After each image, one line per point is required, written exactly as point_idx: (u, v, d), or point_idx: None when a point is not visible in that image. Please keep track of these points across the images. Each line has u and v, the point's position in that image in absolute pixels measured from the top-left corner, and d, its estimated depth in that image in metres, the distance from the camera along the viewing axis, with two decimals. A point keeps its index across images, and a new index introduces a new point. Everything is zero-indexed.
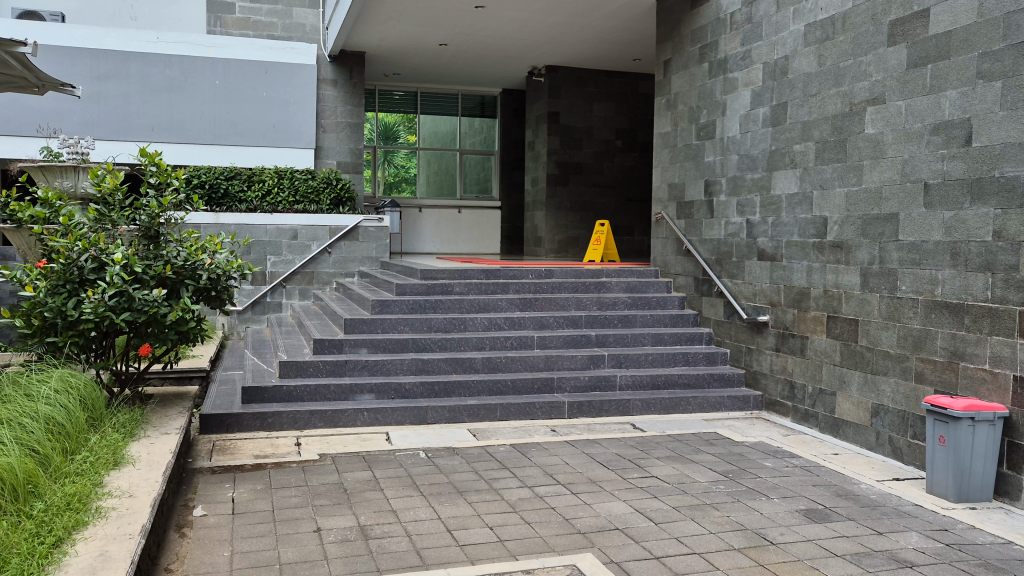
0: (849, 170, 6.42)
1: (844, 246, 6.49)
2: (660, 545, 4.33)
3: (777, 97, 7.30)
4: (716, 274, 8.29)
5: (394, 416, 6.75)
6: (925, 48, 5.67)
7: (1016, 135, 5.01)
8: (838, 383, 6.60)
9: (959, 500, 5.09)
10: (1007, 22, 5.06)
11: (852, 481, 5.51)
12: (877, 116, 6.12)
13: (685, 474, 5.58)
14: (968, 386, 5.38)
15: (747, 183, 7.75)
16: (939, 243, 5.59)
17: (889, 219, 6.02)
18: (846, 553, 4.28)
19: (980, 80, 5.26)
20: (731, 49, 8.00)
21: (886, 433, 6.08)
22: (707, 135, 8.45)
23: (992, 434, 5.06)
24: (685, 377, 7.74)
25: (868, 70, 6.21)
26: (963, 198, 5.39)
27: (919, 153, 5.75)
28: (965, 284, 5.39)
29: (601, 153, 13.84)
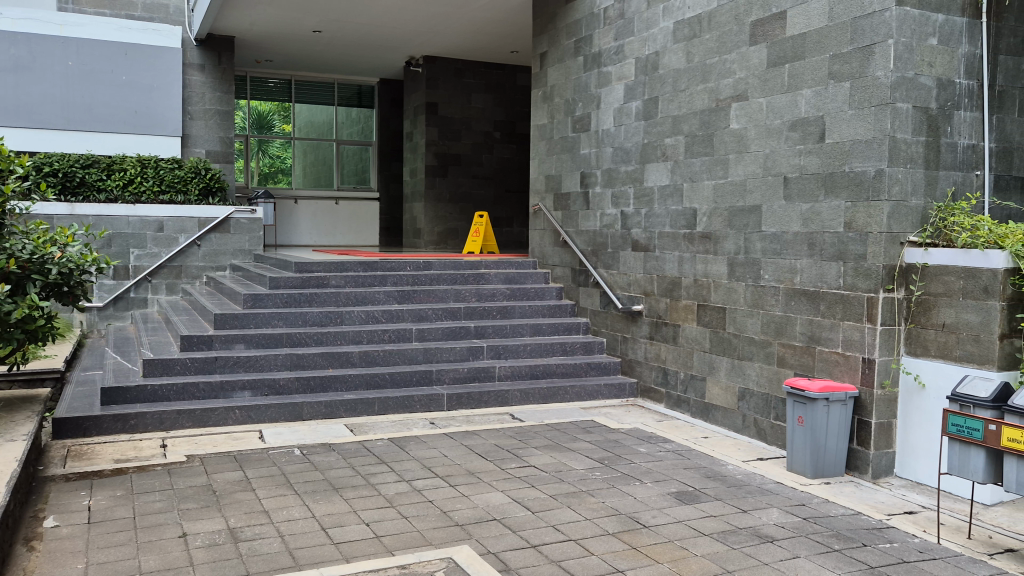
0: (716, 163, 6.66)
1: (712, 238, 6.74)
2: (537, 534, 4.38)
3: (648, 91, 7.49)
4: (592, 265, 8.46)
5: (268, 413, 6.55)
6: (783, 49, 5.95)
7: (863, 133, 5.33)
8: (707, 369, 6.87)
9: (815, 476, 5.38)
10: (854, 26, 5.37)
11: (720, 463, 5.74)
12: (742, 112, 6.37)
13: (562, 462, 5.67)
14: (824, 369, 5.71)
15: (621, 176, 7.93)
16: (798, 234, 5.88)
17: (753, 211, 6.29)
18: (713, 531, 4.45)
19: (832, 81, 5.56)
20: (604, 44, 8.16)
21: (751, 415, 6.36)
22: (582, 128, 8.59)
23: (844, 413, 5.39)
24: (563, 367, 7.84)
25: (731, 67, 6.46)
26: (818, 191, 5.70)
27: (779, 149, 6.03)
28: (820, 273, 5.70)
29: (480, 145, 13.85)
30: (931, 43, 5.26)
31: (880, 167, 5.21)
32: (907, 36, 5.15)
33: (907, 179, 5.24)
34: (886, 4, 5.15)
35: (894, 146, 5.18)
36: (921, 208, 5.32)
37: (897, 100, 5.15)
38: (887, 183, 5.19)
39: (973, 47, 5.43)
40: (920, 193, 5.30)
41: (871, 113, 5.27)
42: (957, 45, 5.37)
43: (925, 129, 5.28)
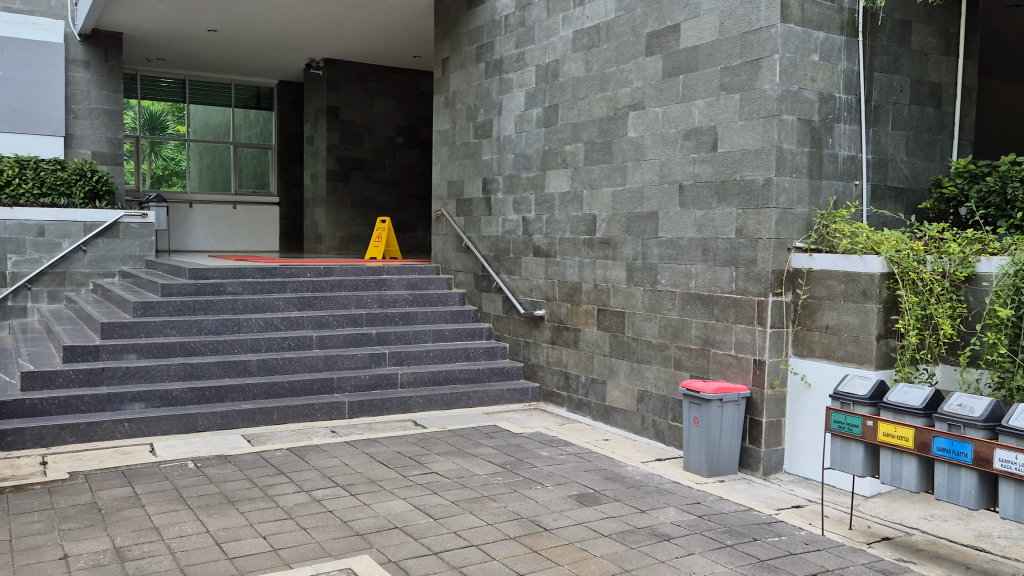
0: (614, 170, 6.80)
1: (612, 243, 6.87)
2: (438, 540, 4.36)
3: (549, 98, 7.59)
4: (495, 270, 8.49)
5: (159, 425, 6.30)
6: (677, 60, 6.13)
7: (752, 142, 5.55)
8: (607, 372, 6.99)
9: (710, 474, 5.55)
10: (743, 41, 5.59)
11: (620, 464, 5.86)
12: (639, 120, 6.52)
13: (464, 468, 5.66)
14: (718, 370, 5.90)
15: (523, 182, 8.00)
16: (692, 239, 6.06)
17: (650, 218, 6.45)
18: (612, 532, 4.53)
19: (723, 92, 5.76)
20: (505, 51, 8.22)
21: (650, 417, 6.51)
22: (484, 134, 8.62)
23: (737, 412, 5.59)
24: (466, 372, 7.83)
25: (629, 77, 6.61)
26: (711, 199, 5.89)
27: (674, 157, 6.20)
28: (713, 278, 5.90)
29: (382, 149, 13.73)
30: (813, 58, 5.52)
31: (768, 175, 5.43)
32: (791, 51, 5.40)
33: (793, 188, 5.48)
34: (772, 20, 5.38)
35: (781, 156, 5.42)
36: (806, 216, 5.58)
37: (783, 112, 5.39)
38: (774, 192, 5.41)
39: (851, 64, 5.73)
40: (805, 201, 5.56)
41: (759, 124, 5.49)
42: (836, 62, 5.65)
43: (808, 140, 5.54)
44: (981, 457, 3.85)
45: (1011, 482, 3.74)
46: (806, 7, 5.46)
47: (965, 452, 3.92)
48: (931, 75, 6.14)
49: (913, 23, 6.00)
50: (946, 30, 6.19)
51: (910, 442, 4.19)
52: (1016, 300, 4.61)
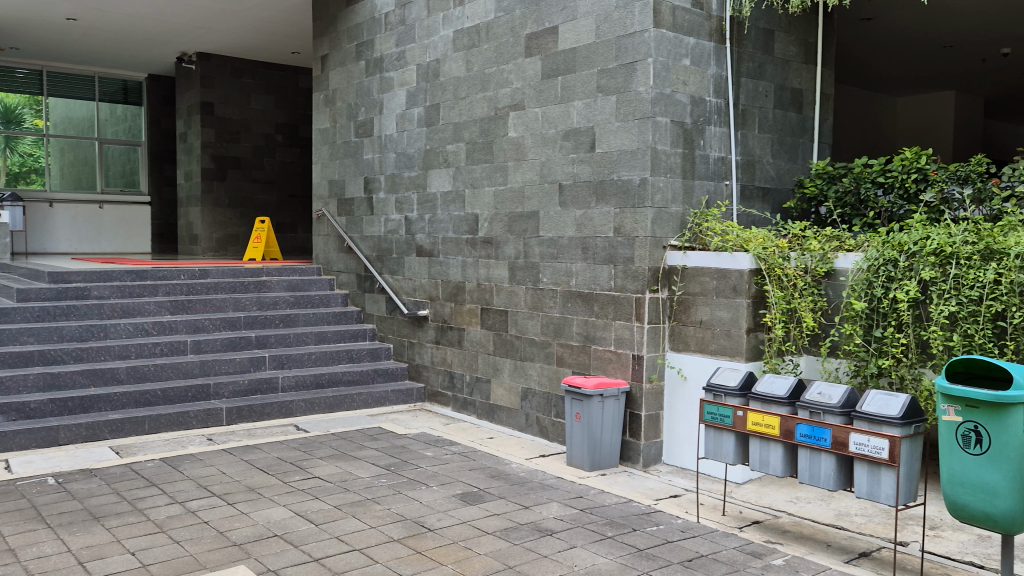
0: (495, 170, 6.85)
1: (494, 243, 6.92)
2: (320, 546, 4.26)
3: (430, 98, 7.56)
4: (377, 271, 8.39)
5: (15, 440, 5.89)
6: (555, 62, 6.22)
7: (628, 143, 5.70)
8: (491, 371, 7.03)
9: (592, 468, 5.67)
10: (618, 44, 5.74)
11: (504, 462, 5.90)
12: (519, 121, 6.59)
13: (347, 471, 5.56)
14: (598, 366, 6.04)
15: (404, 182, 7.95)
16: (572, 238, 6.18)
17: (531, 217, 6.53)
18: (496, 529, 4.55)
19: (600, 94, 5.89)
20: (386, 49, 8.13)
21: (534, 414, 6.60)
22: (365, 133, 8.51)
23: (617, 407, 5.73)
24: (350, 374, 7.71)
25: (508, 78, 6.66)
26: (590, 199, 6.02)
27: (553, 157, 6.30)
28: (593, 276, 6.03)
29: (261, 148, 13.33)
30: (684, 63, 5.73)
31: (644, 176, 5.60)
32: (664, 56, 5.59)
33: (667, 188, 5.66)
34: (645, 25, 5.54)
35: (655, 156, 5.58)
36: (680, 214, 5.78)
37: (656, 114, 5.56)
38: (650, 191, 5.58)
39: (720, 69, 5.97)
40: (679, 200, 5.75)
41: (635, 126, 5.64)
42: (706, 67, 5.88)
43: (681, 142, 5.74)
44: (839, 442, 4.10)
45: (865, 464, 4.01)
46: (677, 13, 5.65)
47: (825, 438, 4.17)
48: (793, 82, 6.47)
49: (775, 32, 6.31)
50: (806, 39, 6.54)
51: (776, 430, 4.42)
52: (869, 293, 4.94)
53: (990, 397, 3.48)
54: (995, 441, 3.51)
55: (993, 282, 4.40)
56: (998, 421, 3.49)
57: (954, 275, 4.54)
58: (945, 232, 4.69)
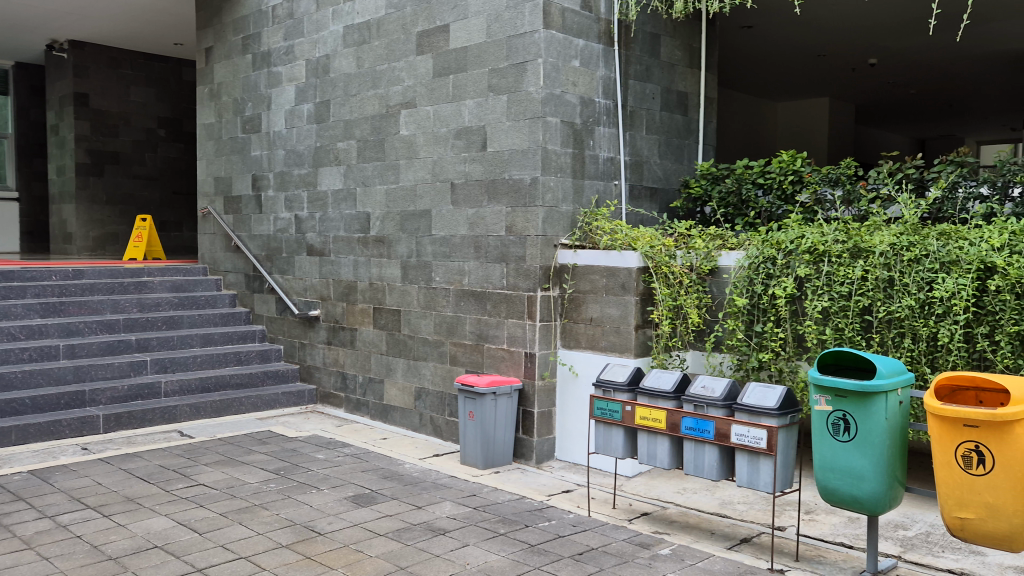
0: (387, 168, 6.77)
1: (385, 241, 6.84)
2: (204, 556, 4.12)
3: (319, 94, 7.41)
4: (266, 270, 8.17)
5: None
6: (447, 61, 6.21)
7: (519, 143, 5.75)
8: (384, 371, 6.96)
9: (486, 466, 5.69)
10: (509, 44, 5.77)
11: (397, 462, 5.85)
12: (410, 119, 6.54)
13: (234, 477, 5.39)
14: (492, 364, 6.06)
15: (294, 179, 7.77)
16: (464, 237, 6.18)
17: (423, 215, 6.50)
18: (388, 531, 4.51)
19: (491, 93, 5.92)
20: (273, 43, 7.92)
21: (427, 413, 6.57)
22: (252, 129, 8.27)
23: (510, 404, 5.78)
24: (237, 377, 7.48)
25: (400, 75, 6.60)
26: (482, 197, 6.04)
27: (445, 156, 6.28)
28: (485, 275, 6.06)
29: (141, 143, 12.75)
30: (574, 64, 5.82)
31: (535, 175, 5.66)
32: (554, 56, 5.66)
33: (558, 187, 5.75)
34: (535, 26, 5.60)
35: (546, 156, 5.65)
36: (570, 214, 5.88)
37: (547, 114, 5.63)
38: (540, 191, 5.64)
39: (608, 71, 6.09)
40: (569, 199, 5.85)
41: (526, 125, 5.69)
42: (595, 68, 5.98)
43: (571, 142, 5.83)
44: (721, 433, 4.26)
45: (745, 454, 4.18)
46: (566, 15, 5.74)
47: (709, 430, 4.32)
48: (678, 85, 6.67)
49: (661, 36, 6.49)
50: (690, 44, 6.75)
51: (662, 423, 4.54)
52: (750, 290, 5.14)
53: (857, 387, 3.68)
54: (862, 428, 3.72)
55: (861, 278, 4.66)
56: (864, 408, 3.70)
57: (827, 271, 4.78)
58: (819, 230, 4.94)
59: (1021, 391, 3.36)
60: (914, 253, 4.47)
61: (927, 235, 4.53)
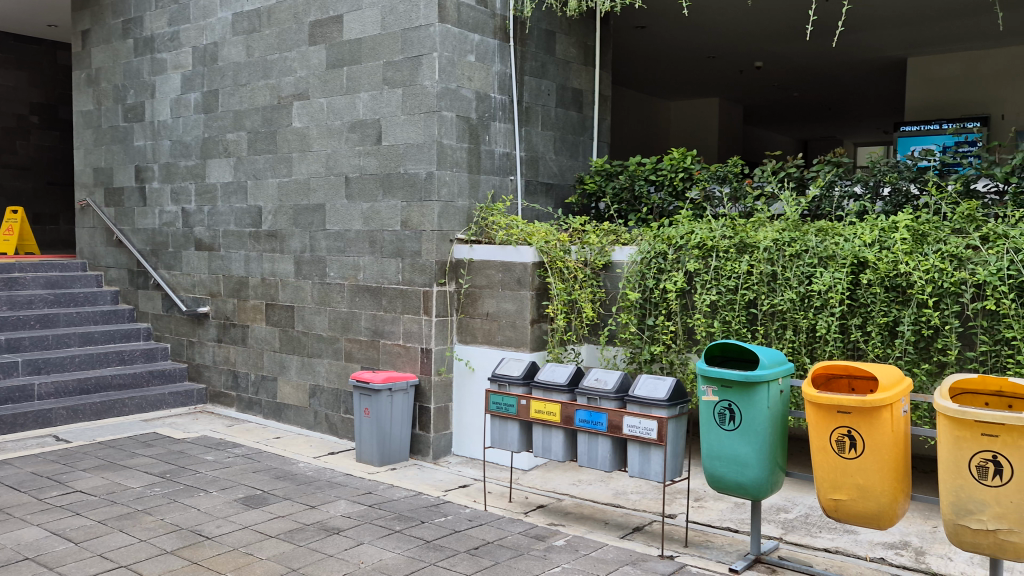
0: (279, 161, 6.61)
1: (278, 236, 6.68)
2: (81, 566, 3.92)
3: (207, 83, 7.16)
4: (152, 266, 7.84)
5: None
6: (340, 52, 6.10)
7: (415, 137, 5.70)
8: (277, 368, 6.79)
9: (382, 464, 5.63)
10: (404, 37, 5.72)
11: (290, 462, 5.72)
12: (303, 111, 6.40)
13: (115, 482, 5.16)
14: (387, 361, 6.01)
15: (180, 171, 7.48)
16: (359, 232, 6.10)
17: (317, 210, 6.37)
18: (280, 532, 4.41)
19: (386, 86, 5.85)
20: (157, 28, 7.59)
21: (322, 411, 6.45)
22: (135, 118, 7.91)
23: (406, 400, 5.74)
24: (120, 378, 7.15)
25: (292, 66, 6.44)
26: (377, 191, 5.97)
27: (339, 149, 6.17)
28: (380, 270, 5.99)
29: (12, 130, 12.01)
30: (469, 59, 5.81)
31: (430, 170, 5.63)
32: (449, 51, 5.65)
33: (454, 182, 5.74)
34: (430, 19, 5.57)
35: (441, 151, 5.63)
36: (466, 209, 5.88)
37: (442, 109, 5.60)
38: (436, 185, 5.62)
39: (504, 67, 6.11)
40: (465, 194, 5.85)
41: (421, 119, 5.65)
42: (491, 64, 5.99)
43: (467, 137, 5.83)
44: (614, 425, 4.35)
45: (637, 444, 4.28)
46: (461, 10, 5.72)
47: (601, 422, 4.40)
48: (573, 82, 6.76)
49: (556, 33, 6.56)
50: (584, 42, 6.85)
51: (557, 416, 4.61)
52: (642, 284, 5.26)
53: (740, 377, 3.82)
54: (745, 416, 3.87)
55: (746, 273, 4.84)
56: (748, 397, 3.85)
57: (715, 266, 4.94)
58: (708, 227, 5.10)
59: (887, 378, 3.58)
60: (795, 249, 4.68)
61: (807, 231, 4.75)
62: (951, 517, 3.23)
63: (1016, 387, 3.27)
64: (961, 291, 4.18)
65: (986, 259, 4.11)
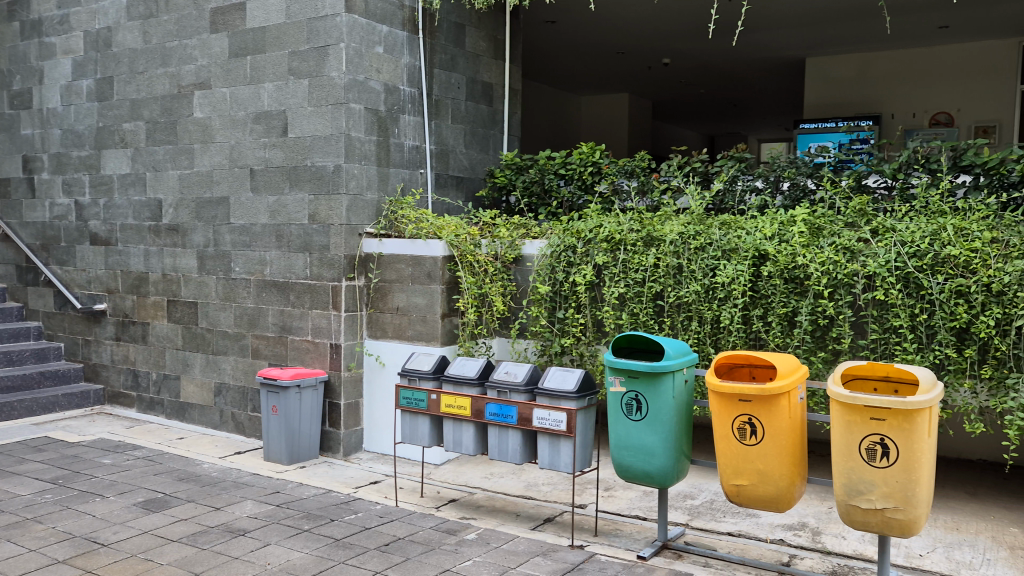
0: (179, 152, 6.39)
1: (179, 230, 6.45)
2: None
3: (101, 70, 6.85)
4: (42, 261, 7.47)
5: None
6: (243, 40, 5.93)
7: (321, 129, 5.60)
8: (180, 367, 6.57)
9: (291, 462, 5.53)
10: (309, 27, 5.60)
11: (194, 463, 5.55)
12: (204, 100, 6.19)
13: (2, 490, 4.90)
14: (296, 357, 5.89)
15: (73, 162, 7.14)
16: (265, 226, 5.95)
17: (220, 203, 6.19)
18: (182, 536, 4.27)
19: (291, 77, 5.72)
20: (45, 11, 7.22)
21: (228, 410, 6.28)
22: (22, 105, 7.50)
23: (315, 397, 5.64)
24: (9, 380, 6.79)
25: (192, 53, 6.23)
26: (283, 184, 5.83)
27: (243, 141, 6.01)
28: (288, 265, 5.87)
29: None
30: (377, 50, 5.74)
31: (338, 162, 5.53)
32: (356, 42, 5.56)
33: (362, 175, 5.66)
34: (336, 9, 5.47)
35: (349, 143, 5.55)
36: (375, 202, 5.82)
37: (349, 101, 5.52)
38: (344, 178, 5.53)
39: (413, 59, 6.05)
40: (374, 188, 5.79)
41: (328, 111, 5.55)
42: (399, 56, 5.93)
43: (375, 129, 5.75)
44: (524, 418, 4.38)
45: (547, 436, 4.32)
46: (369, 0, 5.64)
47: (512, 415, 4.42)
48: (483, 76, 6.75)
49: (466, 27, 6.53)
50: (494, 36, 6.85)
51: (467, 410, 4.61)
52: (552, 278, 5.31)
53: (646, 368, 3.90)
54: (651, 406, 3.95)
55: (653, 265, 4.93)
56: (653, 387, 3.93)
57: (623, 259, 5.03)
58: (616, 220, 5.18)
59: (785, 366, 3.71)
60: (699, 242, 4.79)
61: (711, 225, 4.87)
62: (844, 497, 3.38)
63: (902, 372, 3.43)
64: (853, 282, 4.35)
65: (876, 251, 4.29)
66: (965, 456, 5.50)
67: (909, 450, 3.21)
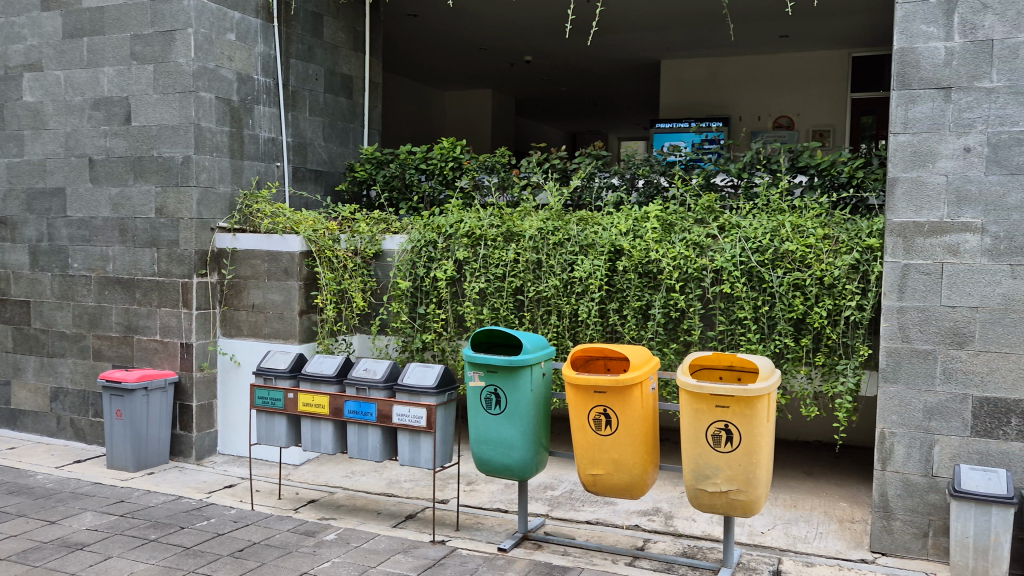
0: (7, 139, 5.92)
1: (8, 223, 5.99)
2: None
3: None
4: None
5: None
6: (79, 21, 5.56)
7: (168, 118, 5.33)
8: (11, 371, 6.10)
9: (137, 469, 5.24)
10: (154, 9, 5.31)
11: (27, 474, 5.17)
12: (35, 84, 5.77)
13: None
14: (143, 358, 5.59)
15: None
16: (107, 219, 5.61)
17: (55, 194, 5.78)
18: (10, 554, 3.97)
19: (134, 61, 5.41)
20: None
21: (66, 416, 5.88)
22: None
23: (164, 399, 5.38)
24: None
25: (21, 32, 5.78)
26: (126, 175, 5.52)
27: (80, 128, 5.64)
28: (133, 261, 5.56)
29: None
30: (228, 38, 5.52)
31: (187, 153, 5.29)
32: (205, 28, 5.32)
33: (213, 167, 5.44)
34: None
35: (199, 134, 5.31)
36: (228, 195, 5.60)
37: (199, 89, 5.27)
38: (194, 170, 5.29)
39: (267, 48, 5.85)
40: (227, 180, 5.57)
41: (175, 99, 5.29)
42: (252, 44, 5.71)
43: (227, 120, 5.53)
44: (383, 415, 4.33)
45: (407, 433, 4.30)
46: None
47: (370, 413, 4.37)
48: (342, 67, 6.62)
49: (323, 17, 6.38)
50: (353, 27, 6.72)
51: (325, 409, 4.51)
52: (413, 273, 5.26)
53: (505, 362, 3.94)
54: (510, 400, 4.00)
55: (513, 260, 4.99)
56: (512, 381, 3.98)
57: (483, 254, 5.05)
58: (476, 216, 5.20)
59: (638, 357, 3.84)
60: (557, 237, 4.88)
61: (569, 221, 4.97)
62: (692, 482, 3.54)
63: (744, 361, 3.63)
64: (702, 276, 4.55)
65: (723, 247, 4.51)
66: (802, 438, 5.88)
67: (750, 435, 3.39)
